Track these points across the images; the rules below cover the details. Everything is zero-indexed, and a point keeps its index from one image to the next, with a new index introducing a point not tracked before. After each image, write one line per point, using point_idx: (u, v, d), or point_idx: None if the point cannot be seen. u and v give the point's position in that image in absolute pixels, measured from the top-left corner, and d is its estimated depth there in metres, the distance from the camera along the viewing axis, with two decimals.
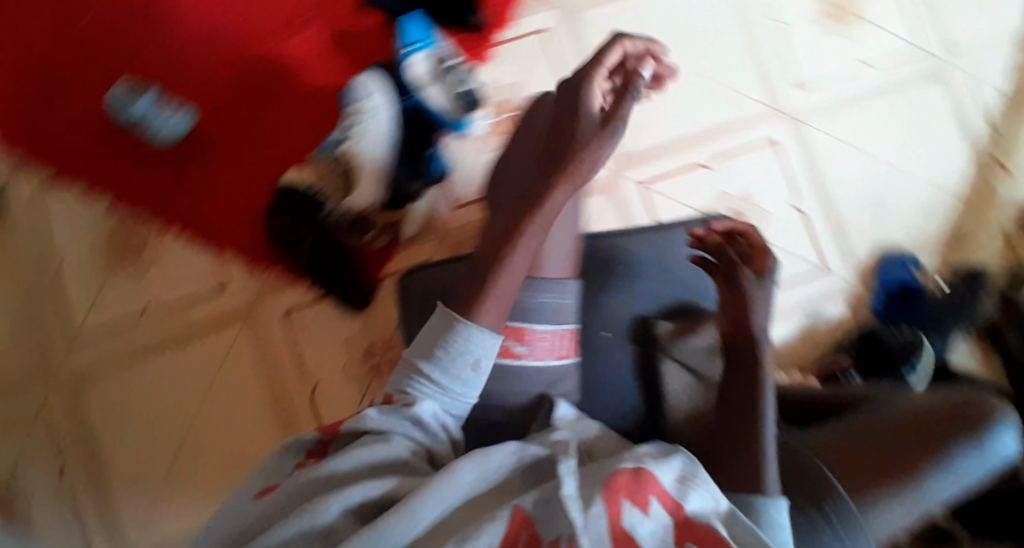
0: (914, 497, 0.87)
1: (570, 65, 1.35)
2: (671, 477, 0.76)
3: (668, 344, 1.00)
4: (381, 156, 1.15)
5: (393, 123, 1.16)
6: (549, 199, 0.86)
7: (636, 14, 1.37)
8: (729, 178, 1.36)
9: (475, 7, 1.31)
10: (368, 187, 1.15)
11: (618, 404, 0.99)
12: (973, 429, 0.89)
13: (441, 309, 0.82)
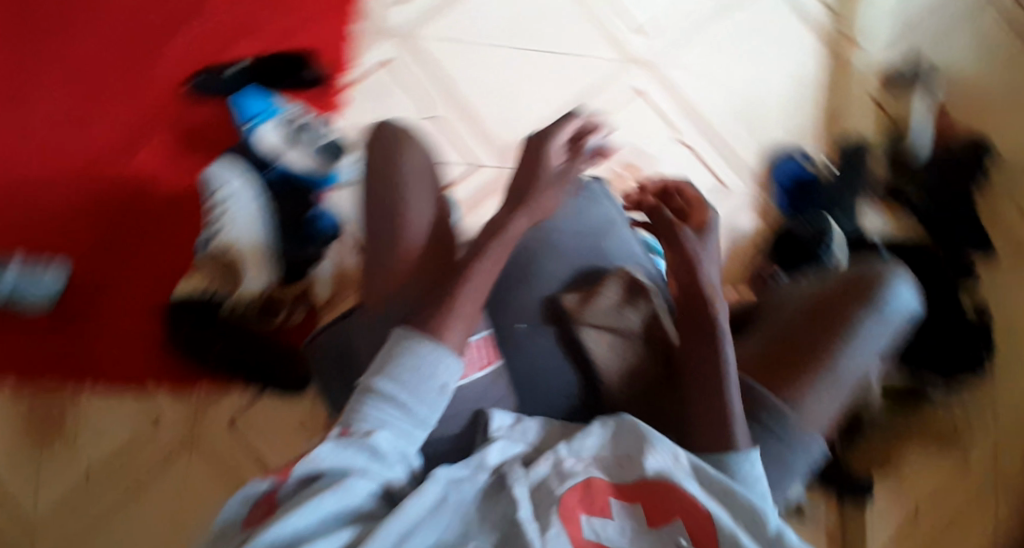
0: (837, 377, 0.91)
1: (425, 85, 1.36)
2: (621, 457, 0.79)
3: (577, 313, 0.94)
4: (257, 236, 1.17)
5: (259, 203, 1.18)
6: (510, 226, 0.90)
7: (467, 17, 1.39)
8: (607, 137, 1.37)
9: (308, 62, 1.31)
10: (257, 268, 1.17)
11: (553, 390, 0.95)
12: (871, 298, 0.95)
13: (403, 331, 0.79)
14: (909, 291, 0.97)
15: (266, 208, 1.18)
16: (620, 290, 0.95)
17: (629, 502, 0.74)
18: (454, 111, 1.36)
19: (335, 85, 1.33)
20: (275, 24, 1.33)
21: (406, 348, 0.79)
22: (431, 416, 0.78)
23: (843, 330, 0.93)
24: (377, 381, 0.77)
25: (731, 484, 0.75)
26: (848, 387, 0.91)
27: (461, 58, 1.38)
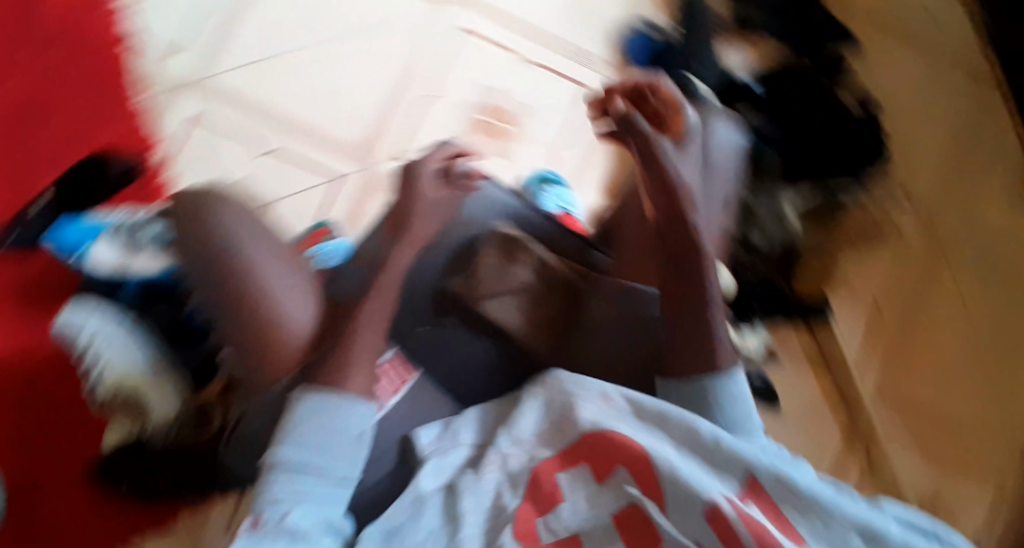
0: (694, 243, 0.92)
1: (243, 125, 1.24)
2: (553, 424, 0.87)
3: (472, 294, 0.99)
4: (139, 367, 1.04)
5: (120, 333, 1.03)
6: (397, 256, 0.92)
7: (256, 31, 1.28)
8: (457, 88, 1.33)
9: (108, 159, 1.16)
10: (156, 398, 1.05)
11: (472, 369, 0.99)
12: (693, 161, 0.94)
13: (304, 394, 0.82)
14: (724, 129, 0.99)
15: (136, 337, 1.03)
16: (497, 252, 1.01)
17: (577, 464, 0.83)
18: (291, 135, 1.25)
19: (153, 170, 1.19)
20: (52, 130, 1.16)
21: (304, 406, 0.82)
22: (351, 467, 0.83)
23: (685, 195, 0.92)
24: (279, 454, 0.81)
25: (663, 409, 0.83)
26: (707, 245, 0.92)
27: (267, 79, 1.27)
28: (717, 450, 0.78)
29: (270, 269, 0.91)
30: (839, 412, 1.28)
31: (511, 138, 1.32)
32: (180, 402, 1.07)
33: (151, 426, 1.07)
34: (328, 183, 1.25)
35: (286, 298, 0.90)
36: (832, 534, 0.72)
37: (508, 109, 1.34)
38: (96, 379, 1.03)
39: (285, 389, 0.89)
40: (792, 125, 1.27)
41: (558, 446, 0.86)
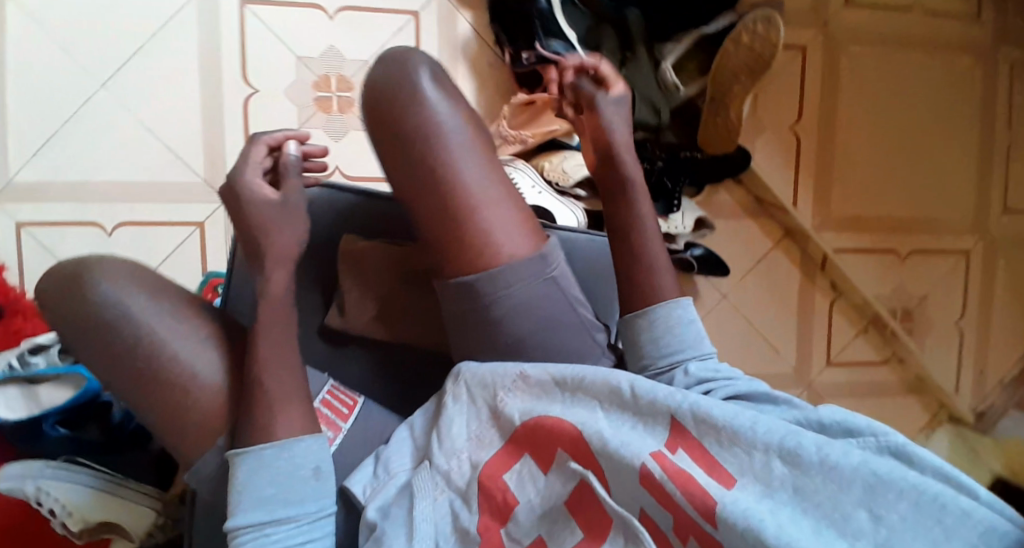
0: (476, 199, 0.83)
1: (77, 212, 1.12)
2: (486, 425, 0.82)
3: (350, 326, 0.93)
4: (101, 490, 1.01)
5: (69, 467, 1.01)
6: (271, 282, 0.84)
7: (32, 104, 1.10)
8: (271, 74, 1.16)
9: None
10: (132, 513, 1.01)
11: (388, 386, 0.95)
12: (405, 128, 0.83)
13: (240, 453, 0.77)
14: (429, 74, 0.86)
15: (81, 469, 1.02)
16: (351, 274, 0.92)
17: (518, 460, 0.78)
18: (128, 202, 1.13)
19: (12, 292, 1.10)
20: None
21: (244, 462, 0.77)
22: (321, 504, 0.79)
23: (428, 163, 0.82)
24: (237, 520, 0.76)
25: (577, 371, 0.78)
26: (487, 191, 0.83)
27: (72, 149, 1.12)
28: (636, 398, 0.74)
29: (162, 324, 0.83)
30: (790, 247, 1.22)
31: (356, 106, 1.18)
32: (154, 513, 1.02)
33: (138, 535, 1.01)
34: (197, 229, 1.15)
35: (188, 352, 0.83)
36: (756, 466, 0.65)
37: (341, 74, 1.17)
38: (62, 519, 0.98)
39: (224, 451, 0.82)
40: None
41: (492, 446, 0.80)
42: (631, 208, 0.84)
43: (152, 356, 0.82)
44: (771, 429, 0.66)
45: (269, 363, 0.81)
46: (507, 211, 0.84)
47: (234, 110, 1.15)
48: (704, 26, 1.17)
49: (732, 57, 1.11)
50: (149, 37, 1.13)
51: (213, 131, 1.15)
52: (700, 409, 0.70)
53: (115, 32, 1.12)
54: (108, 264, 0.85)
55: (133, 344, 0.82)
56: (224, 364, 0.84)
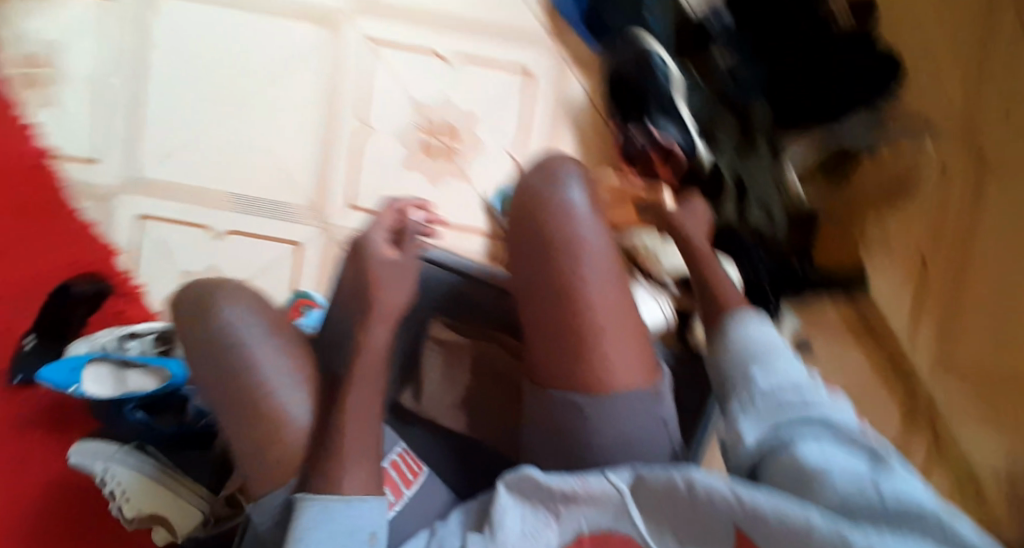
0: (599, 323, 0.76)
1: (188, 216, 1.18)
2: (536, 526, 0.70)
3: (422, 409, 0.90)
4: (159, 474, 1.06)
5: (137, 458, 1.07)
6: (370, 338, 0.82)
7: (174, 113, 1.20)
8: (385, 115, 1.20)
9: (69, 283, 1.13)
10: (180, 506, 1.04)
11: (450, 465, 0.91)
12: (542, 232, 0.78)
13: (305, 497, 0.73)
14: (577, 184, 0.80)
15: (145, 457, 1.07)
16: (439, 357, 0.93)
17: None
18: (238, 212, 1.18)
19: (123, 275, 1.17)
20: (11, 272, 1.13)
21: (310, 510, 0.73)
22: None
23: (560, 275, 0.77)
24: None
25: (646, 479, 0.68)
26: (614, 315, 0.76)
27: (198, 159, 1.19)
28: (696, 498, 0.65)
29: (263, 353, 0.80)
30: (897, 387, 1.17)
31: (458, 155, 1.19)
32: (200, 513, 1.04)
33: (180, 533, 1.04)
34: (294, 248, 1.17)
35: (283, 387, 0.80)
36: None
37: (450, 121, 1.20)
38: (120, 503, 1.04)
39: (293, 490, 0.77)
40: (780, 63, 1.13)
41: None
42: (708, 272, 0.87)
43: (239, 379, 0.79)
44: (824, 531, 0.57)
45: (351, 412, 0.78)
46: (630, 344, 0.77)
47: (344, 146, 1.19)
48: (838, 130, 1.14)
49: (869, 181, 1.17)
50: (280, 58, 1.20)
51: (324, 162, 1.18)
52: (756, 509, 0.61)
53: (258, 51, 1.21)
54: (238, 299, 0.82)
55: (232, 371, 0.79)
56: (312, 407, 0.80)
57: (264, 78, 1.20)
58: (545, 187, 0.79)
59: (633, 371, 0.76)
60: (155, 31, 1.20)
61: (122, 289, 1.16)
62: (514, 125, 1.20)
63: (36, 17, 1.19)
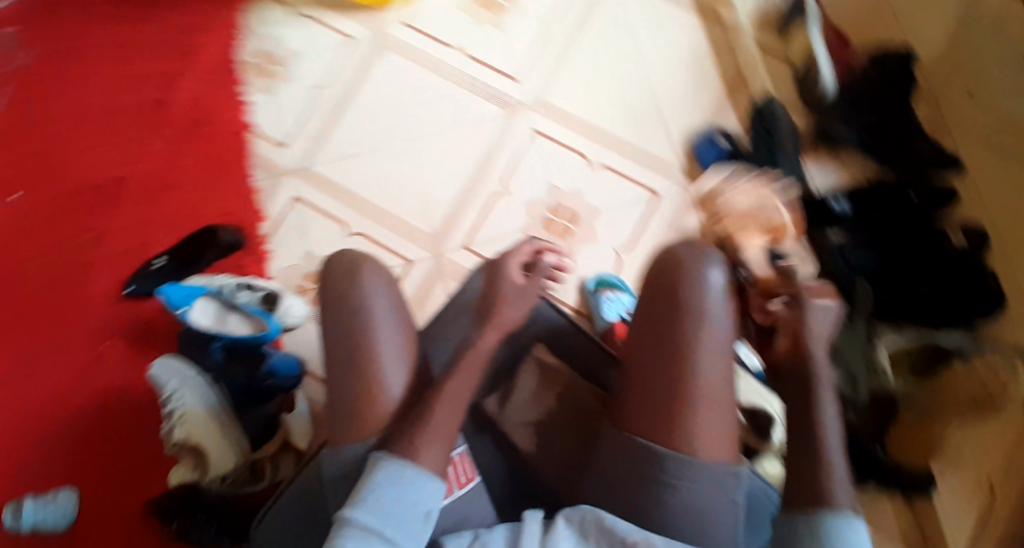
0: (700, 393, 0.78)
1: (330, 209, 1.29)
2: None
3: (502, 419, 0.92)
4: (213, 415, 1.14)
5: (205, 392, 1.16)
6: (478, 344, 0.91)
7: (352, 124, 1.33)
8: (526, 185, 1.29)
9: (217, 229, 1.26)
10: (218, 450, 1.12)
11: (502, 484, 0.93)
12: (676, 296, 0.80)
13: (385, 458, 0.81)
14: (718, 264, 0.81)
15: (215, 392, 1.16)
16: (535, 376, 0.95)
17: None
18: (371, 220, 1.29)
19: (259, 236, 1.28)
20: (180, 208, 1.29)
21: (385, 470, 0.81)
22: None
23: (679, 339, 0.79)
24: (356, 512, 0.79)
25: None
26: (716, 391, 0.78)
27: (357, 167, 1.31)
28: None
29: (382, 325, 0.91)
30: None
31: (573, 237, 1.26)
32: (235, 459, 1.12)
33: (211, 476, 1.12)
34: (404, 265, 1.26)
35: (388, 360, 0.91)
36: None
37: (575, 210, 1.27)
38: (174, 423, 1.13)
39: (371, 447, 0.87)
40: (891, 254, 1.19)
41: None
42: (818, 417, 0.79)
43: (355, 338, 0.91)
44: None
45: (438, 404, 0.85)
46: (722, 419, 0.78)
47: (482, 200, 1.29)
48: (937, 333, 1.15)
49: (960, 386, 1.13)
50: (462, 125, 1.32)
51: (457, 207, 1.28)
52: None
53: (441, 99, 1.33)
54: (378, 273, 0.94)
55: (355, 330, 0.91)
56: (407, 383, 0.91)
57: (438, 122, 1.32)
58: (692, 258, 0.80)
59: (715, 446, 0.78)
60: (374, 71, 1.34)
61: (254, 247, 1.28)
62: (643, 228, 1.26)
63: (288, 30, 1.37)
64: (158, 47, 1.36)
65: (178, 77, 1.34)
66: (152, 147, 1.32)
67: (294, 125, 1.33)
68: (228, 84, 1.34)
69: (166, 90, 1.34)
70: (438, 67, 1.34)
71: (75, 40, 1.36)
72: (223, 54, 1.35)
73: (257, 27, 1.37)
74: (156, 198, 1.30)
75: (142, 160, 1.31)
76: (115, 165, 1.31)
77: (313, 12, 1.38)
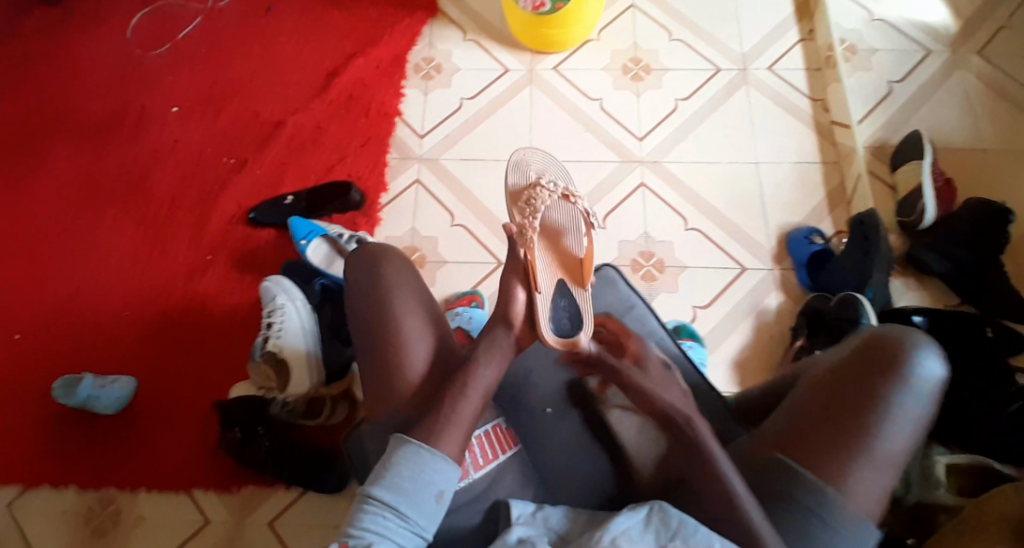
0: (877, 456, 0.82)
1: (448, 197, 1.40)
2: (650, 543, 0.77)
3: (602, 398, 1.00)
4: (303, 345, 1.19)
5: (306, 317, 1.22)
6: (495, 336, 0.92)
7: (486, 134, 1.45)
8: (624, 228, 1.40)
9: (350, 186, 1.37)
10: (298, 377, 1.18)
11: (574, 465, 0.97)
12: (896, 364, 0.84)
13: (403, 439, 0.84)
14: (938, 357, 0.86)
15: (313, 322, 1.23)
16: None
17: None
18: (480, 216, 1.39)
19: (377, 204, 1.39)
20: (318, 161, 1.42)
21: (403, 451, 0.84)
22: (430, 527, 0.82)
23: (879, 400, 0.83)
24: (375, 490, 0.81)
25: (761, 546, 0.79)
26: (891, 462, 0.83)
27: (480, 170, 1.42)
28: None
29: (407, 311, 0.93)
30: None
31: (656, 283, 1.36)
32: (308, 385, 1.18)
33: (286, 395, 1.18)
34: (495, 264, 1.35)
35: (411, 338, 0.92)
36: None
37: (664, 259, 1.37)
38: (273, 337, 1.19)
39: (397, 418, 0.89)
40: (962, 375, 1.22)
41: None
42: (854, 471, 0.82)
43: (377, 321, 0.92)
44: None
45: (467, 386, 0.88)
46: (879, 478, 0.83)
47: None
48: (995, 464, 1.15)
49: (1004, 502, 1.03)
50: (580, 164, 1.43)
51: None
52: None
53: (569, 136, 1.45)
54: (402, 261, 0.97)
55: (383, 313, 0.92)
56: (430, 358, 0.92)
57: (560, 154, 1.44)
58: (910, 349, 0.86)
59: (863, 498, 0.82)
60: (518, 96, 1.49)
61: (371, 211, 1.39)
62: (725, 295, 1.35)
63: (455, 47, 1.53)
64: (343, 29, 1.54)
65: (352, 58, 1.51)
66: (311, 106, 1.47)
67: (434, 122, 1.47)
68: (392, 74, 1.49)
69: (338, 64, 1.51)
70: (575, 112, 1.48)
71: (277, 7, 1.57)
72: (394, 49, 1.52)
73: (431, 38, 1.54)
74: (301, 147, 1.43)
75: (301, 113, 1.46)
76: (277, 112, 1.47)
77: (479, 39, 1.54)
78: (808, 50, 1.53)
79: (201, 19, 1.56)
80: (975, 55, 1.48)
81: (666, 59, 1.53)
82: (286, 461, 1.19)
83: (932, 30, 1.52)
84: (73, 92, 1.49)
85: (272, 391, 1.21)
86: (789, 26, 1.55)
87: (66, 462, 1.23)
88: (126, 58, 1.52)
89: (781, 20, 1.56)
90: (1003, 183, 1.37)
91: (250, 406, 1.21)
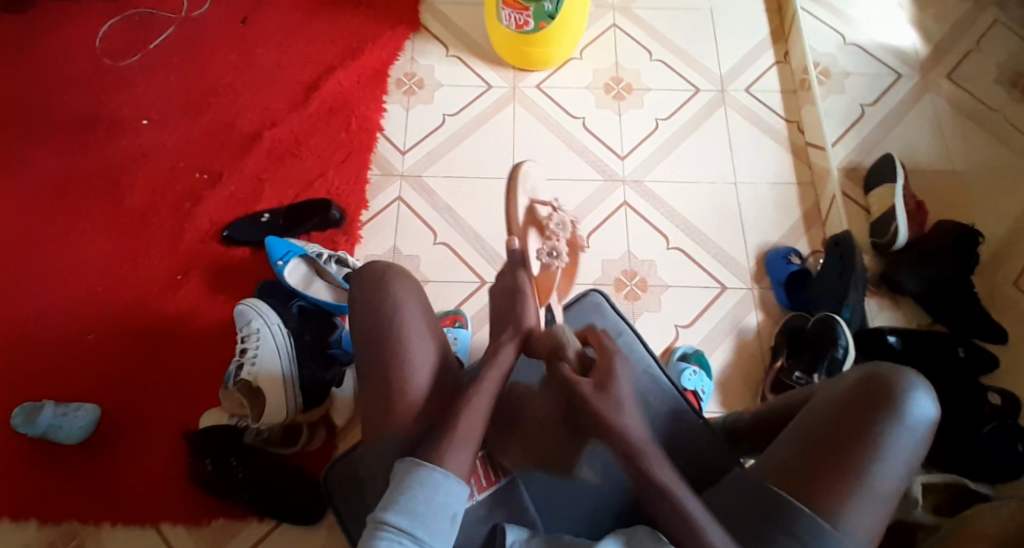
0: (873, 492, 0.83)
1: (428, 216, 1.38)
2: None
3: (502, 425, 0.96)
4: (279, 369, 1.15)
5: (282, 341, 1.17)
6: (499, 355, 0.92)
7: (467, 153, 1.43)
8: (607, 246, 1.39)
9: (330, 204, 1.34)
10: (275, 405, 1.14)
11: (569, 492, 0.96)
12: (890, 403, 0.85)
13: (416, 461, 0.82)
14: (930, 395, 0.87)
15: (289, 346, 1.17)
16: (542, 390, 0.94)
17: None
18: (460, 234, 1.37)
19: (357, 221, 1.36)
20: (296, 177, 1.39)
21: (416, 473, 0.81)
22: None
23: (874, 438, 0.84)
24: (389, 515, 0.79)
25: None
26: (884, 499, 0.84)
27: (462, 187, 1.41)
28: None
29: (417, 327, 0.91)
30: None
31: (639, 301, 1.36)
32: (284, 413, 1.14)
33: (262, 424, 1.14)
34: (477, 283, 1.33)
35: (417, 349, 0.90)
36: None
37: (647, 277, 1.38)
38: (247, 364, 1.14)
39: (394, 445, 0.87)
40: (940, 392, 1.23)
41: None
42: (850, 505, 0.82)
43: (371, 345, 0.91)
44: None
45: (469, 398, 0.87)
46: (876, 512, 0.83)
47: None
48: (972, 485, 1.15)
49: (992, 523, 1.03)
50: (566, 181, 1.43)
51: None
52: None
53: (551, 154, 1.45)
54: (407, 275, 0.96)
55: (389, 326, 0.91)
56: (421, 381, 0.89)
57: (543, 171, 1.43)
58: (906, 387, 0.86)
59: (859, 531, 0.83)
60: (501, 114, 1.48)
61: (350, 229, 1.35)
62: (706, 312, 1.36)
63: (437, 61, 1.52)
64: (322, 41, 1.50)
65: (331, 71, 1.48)
66: (290, 119, 1.43)
67: (416, 138, 1.44)
68: (372, 88, 1.47)
69: (316, 77, 1.47)
70: (558, 129, 1.47)
71: (253, 16, 1.53)
72: (374, 62, 1.49)
73: (413, 52, 1.52)
74: (278, 162, 1.40)
75: (278, 126, 1.42)
76: (253, 124, 1.43)
77: (460, 54, 1.53)
78: (785, 72, 1.56)
79: (173, 27, 1.51)
80: (944, 79, 1.53)
81: (647, 78, 1.54)
82: (263, 490, 1.14)
83: (905, 54, 1.56)
84: (38, 101, 1.43)
85: (245, 419, 1.17)
86: (766, 48, 1.58)
87: (30, 491, 1.16)
88: (94, 67, 1.47)
89: (759, 42, 1.59)
90: (972, 204, 1.42)
91: (223, 434, 1.16)
